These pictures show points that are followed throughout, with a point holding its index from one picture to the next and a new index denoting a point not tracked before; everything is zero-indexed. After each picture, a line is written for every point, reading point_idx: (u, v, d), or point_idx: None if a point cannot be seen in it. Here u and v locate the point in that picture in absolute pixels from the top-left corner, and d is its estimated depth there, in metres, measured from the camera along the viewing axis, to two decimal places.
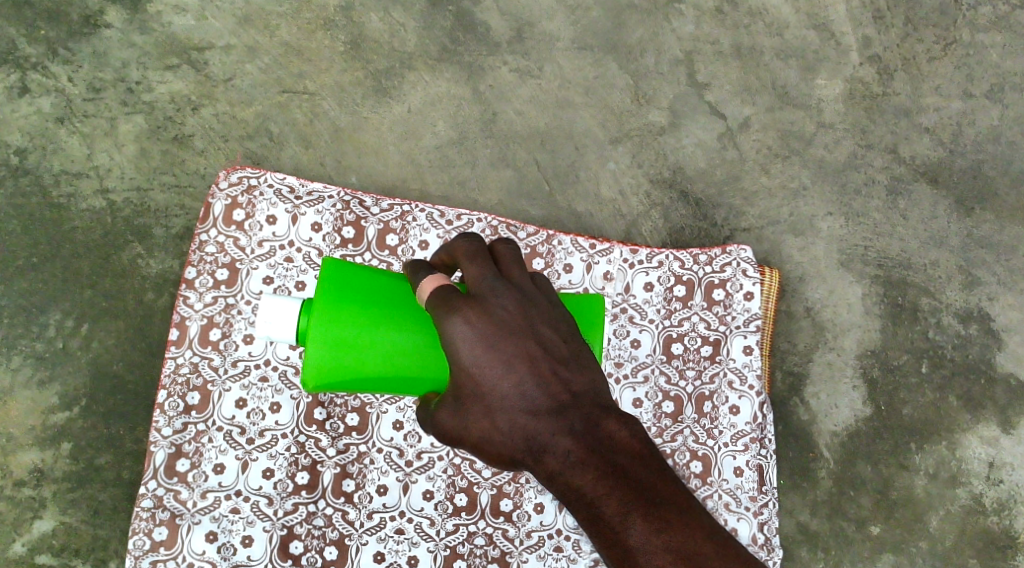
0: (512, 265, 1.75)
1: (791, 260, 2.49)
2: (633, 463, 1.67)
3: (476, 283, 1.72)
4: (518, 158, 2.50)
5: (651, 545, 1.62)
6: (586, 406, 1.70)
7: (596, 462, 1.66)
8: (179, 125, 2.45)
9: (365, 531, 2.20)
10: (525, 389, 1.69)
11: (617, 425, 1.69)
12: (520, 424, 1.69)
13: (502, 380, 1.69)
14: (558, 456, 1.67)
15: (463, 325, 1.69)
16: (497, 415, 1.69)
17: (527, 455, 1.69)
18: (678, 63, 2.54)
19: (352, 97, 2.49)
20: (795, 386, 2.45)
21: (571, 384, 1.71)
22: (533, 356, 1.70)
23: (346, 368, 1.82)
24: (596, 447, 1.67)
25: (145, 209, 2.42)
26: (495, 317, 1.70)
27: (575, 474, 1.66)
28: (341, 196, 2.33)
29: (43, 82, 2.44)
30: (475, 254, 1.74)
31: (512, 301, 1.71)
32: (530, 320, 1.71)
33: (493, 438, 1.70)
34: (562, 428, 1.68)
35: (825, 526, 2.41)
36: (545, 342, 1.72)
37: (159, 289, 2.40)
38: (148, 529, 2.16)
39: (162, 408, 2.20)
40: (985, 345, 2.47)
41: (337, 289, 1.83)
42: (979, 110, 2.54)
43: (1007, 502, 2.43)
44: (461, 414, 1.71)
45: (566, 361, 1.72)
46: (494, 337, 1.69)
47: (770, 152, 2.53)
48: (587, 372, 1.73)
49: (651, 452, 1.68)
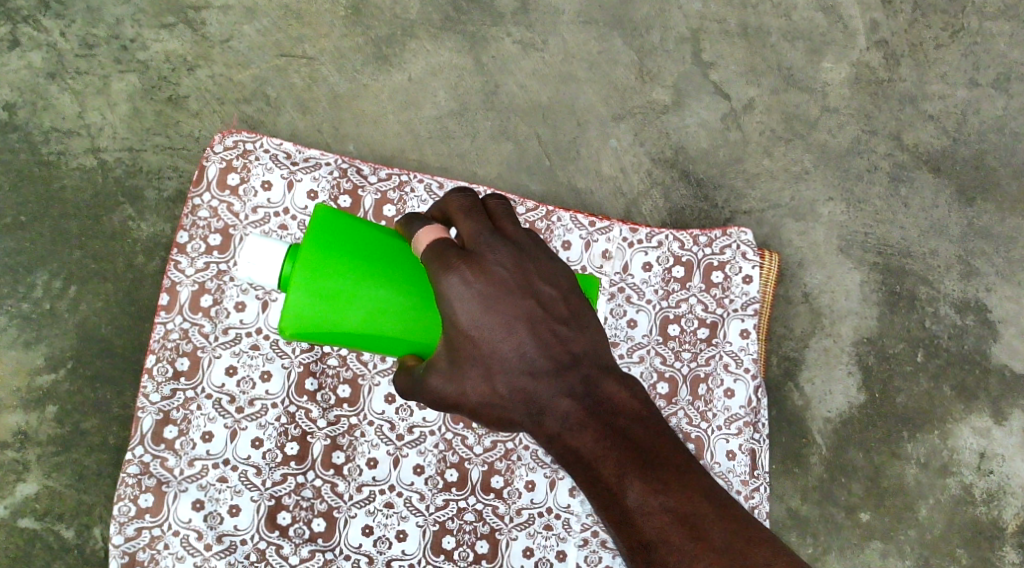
0: (507, 220, 1.69)
1: (790, 244, 2.48)
2: (633, 424, 1.68)
3: (472, 239, 1.67)
4: (518, 132, 2.47)
5: (647, 506, 1.64)
6: (587, 368, 1.69)
7: (594, 424, 1.68)
8: (174, 86, 2.40)
9: (353, 504, 2.18)
10: (524, 350, 1.67)
11: (617, 386, 1.70)
12: (519, 388, 1.67)
13: (503, 342, 1.66)
14: (558, 417, 1.68)
15: (459, 285, 1.64)
16: (497, 379, 1.67)
17: (526, 418, 1.69)
18: (685, 41, 2.51)
19: (351, 63, 2.45)
20: (790, 370, 2.44)
21: (570, 344, 1.69)
22: (533, 317, 1.67)
23: (328, 320, 1.79)
24: (595, 409, 1.68)
25: (138, 170, 2.37)
26: (494, 276, 1.65)
27: (574, 436, 1.68)
28: (338, 163, 2.29)
29: (34, 36, 2.38)
30: (470, 210, 1.68)
31: (510, 258, 1.67)
32: (527, 278, 1.67)
33: (492, 401, 1.68)
34: (563, 390, 1.68)
35: (814, 512, 2.41)
36: (544, 300, 1.68)
37: (149, 253, 2.36)
38: (134, 496, 2.12)
39: (150, 373, 2.17)
40: (980, 335, 2.47)
41: (326, 238, 1.79)
42: (984, 99, 2.53)
43: (995, 493, 2.44)
44: (456, 378, 1.67)
45: (565, 319, 1.69)
46: (492, 298, 1.65)
47: (773, 135, 2.51)
48: (588, 333, 1.71)
49: (650, 412, 1.70)
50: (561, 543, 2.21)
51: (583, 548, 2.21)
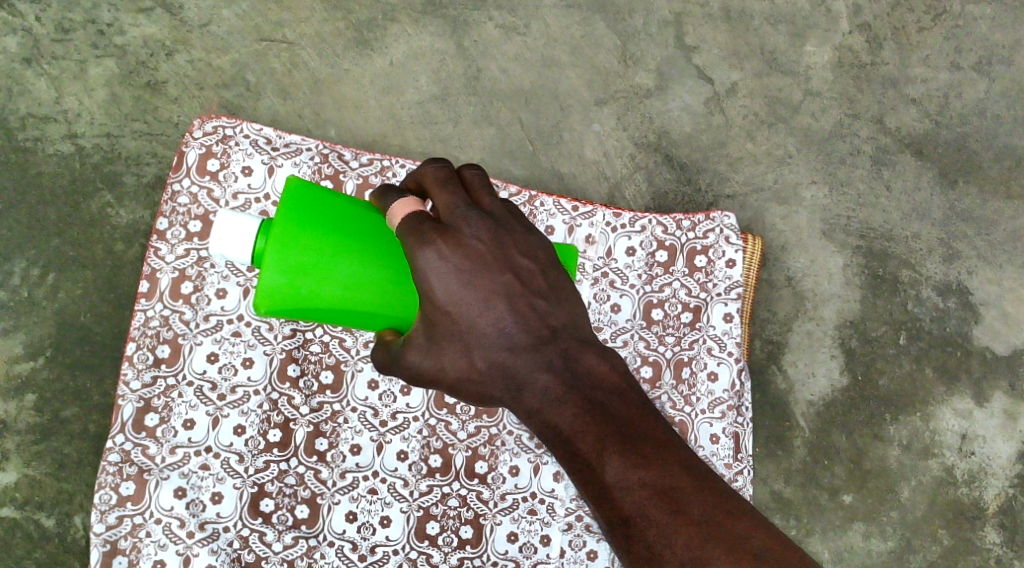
0: (481, 191, 1.70)
1: (773, 228, 2.48)
2: (613, 398, 1.66)
3: (448, 211, 1.67)
4: (501, 116, 2.45)
5: (627, 481, 1.61)
6: (566, 342, 1.69)
7: (573, 399, 1.66)
8: (153, 71, 2.38)
9: (337, 491, 2.17)
10: (503, 326, 1.68)
11: (598, 359, 1.69)
12: (498, 362, 1.68)
13: (480, 318, 1.67)
14: (537, 393, 1.67)
15: (436, 259, 1.64)
16: (476, 354, 1.68)
17: (505, 394, 1.69)
18: (668, 24, 2.50)
19: (332, 48, 2.43)
20: (773, 354, 2.44)
21: (548, 318, 1.70)
22: (510, 291, 1.68)
23: (305, 295, 1.78)
24: (575, 383, 1.67)
25: (116, 155, 2.35)
26: (470, 250, 1.66)
27: (553, 411, 1.66)
28: (319, 149, 2.28)
29: (9, 21, 2.35)
30: (446, 181, 1.69)
31: (487, 231, 1.67)
32: (504, 251, 1.68)
33: (470, 377, 1.69)
34: (542, 364, 1.68)
35: (797, 494, 2.42)
36: (522, 274, 1.69)
37: (129, 240, 2.33)
38: (115, 484, 2.11)
39: (130, 360, 2.15)
40: (962, 318, 2.47)
41: (300, 212, 1.77)
42: (966, 82, 2.53)
43: (977, 474, 2.45)
44: (435, 354, 1.68)
45: (543, 293, 1.70)
46: (468, 272, 1.65)
47: (756, 118, 2.50)
48: (565, 305, 1.71)
49: (630, 386, 1.68)
50: (545, 528, 2.21)
51: (568, 532, 2.21)
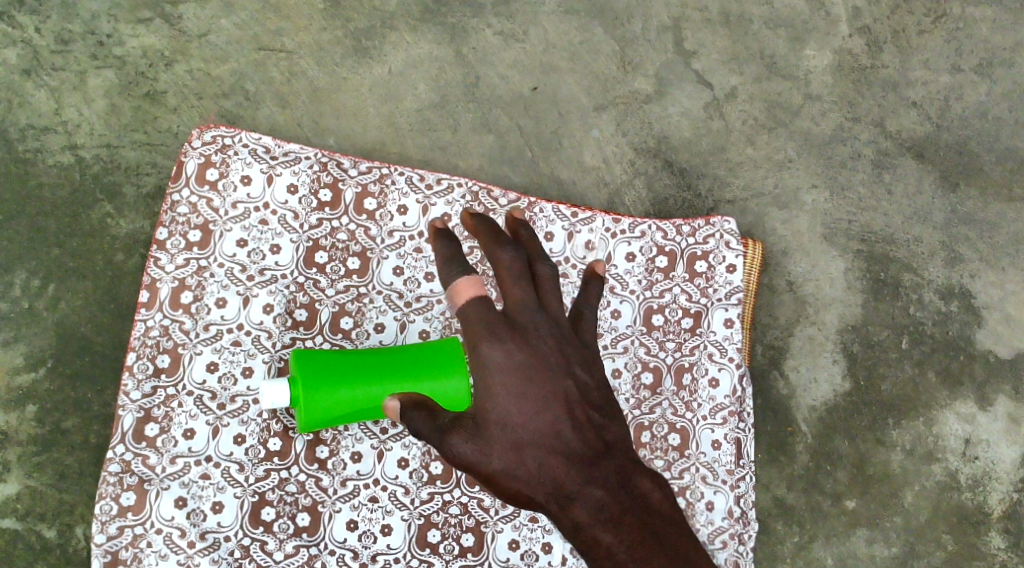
0: (553, 295, 1.71)
1: (773, 233, 2.47)
2: (666, 525, 1.59)
3: (519, 308, 1.68)
4: (500, 123, 2.45)
5: None
6: (623, 461, 1.63)
7: (625, 515, 1.59)
8: (152, 82, 2.39)
9: (338, 499, 2.16)
10: (559, 432, 1.63)
11: (652, 486, 1.62)
12: (551, 469, 1.61)
13: (535, 416, 1.64)
14: (588, 507, 1.59)
15: (500, 354, 1.65)
16: (526, 453, 1.62)
17: (551, 503, 1.61)
18: (667, 29, 2.50)
19: (330, 56, 2.43)
20: (775, 359, 2.43)
21: (605, 431, 1.65)
22: (570, 399, 1.65)
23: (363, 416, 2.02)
24: (630, 503, 1.60)
25: (116, 166, 2.35)
26: (539, 350, 1.66)
27: (604, 529, 1.58)
28: (318, 157, 2.27)
29: (9, 32, 2.36)
30: (520, 276, 1.69)
31: (552, 336, 1.68)
32: (568, 361, 1.67)
33: (517, 474, 1.62)
34: (597, 480, 1.60)
35: (800, 500, 2.41)
36: (583, 387, 1.67)
37: (129, 250, 2.33)
38: (115, 494, 2.11)
39: (131, 370, 2.15)
40: (965, 322, 2.46)
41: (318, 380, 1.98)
42: (967, 84, 2.52)
43: (981, 479, 2.43)
44: (484, 448, 1.63)
45: (600, 407, 1.67)
46: (530, 366, 1.65)
47: (756, 123, 2.50)
48: (620, 423, 1.67)
49: (683, 519, 1.62)
50: (546, 536, 2.20)
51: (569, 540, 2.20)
